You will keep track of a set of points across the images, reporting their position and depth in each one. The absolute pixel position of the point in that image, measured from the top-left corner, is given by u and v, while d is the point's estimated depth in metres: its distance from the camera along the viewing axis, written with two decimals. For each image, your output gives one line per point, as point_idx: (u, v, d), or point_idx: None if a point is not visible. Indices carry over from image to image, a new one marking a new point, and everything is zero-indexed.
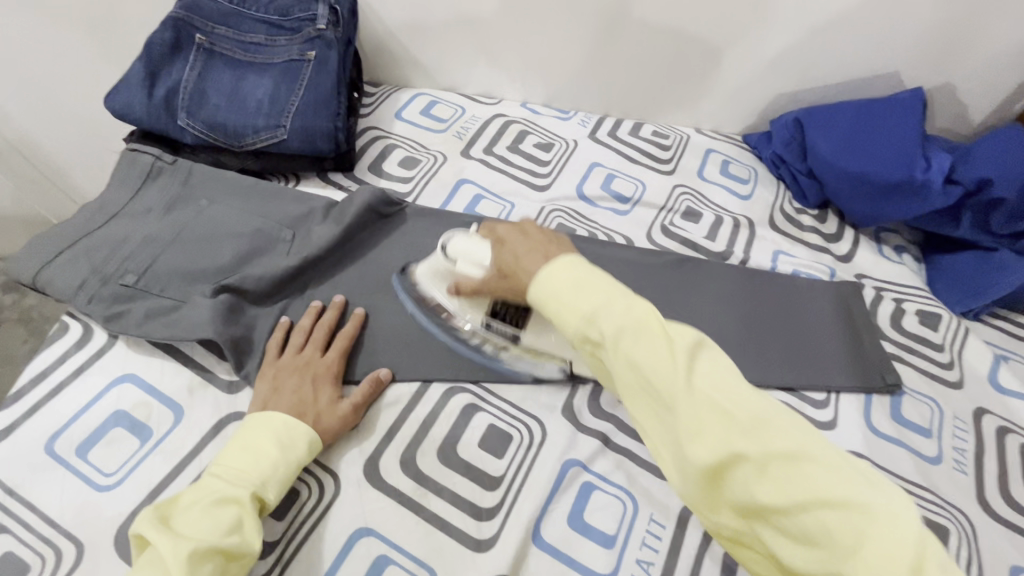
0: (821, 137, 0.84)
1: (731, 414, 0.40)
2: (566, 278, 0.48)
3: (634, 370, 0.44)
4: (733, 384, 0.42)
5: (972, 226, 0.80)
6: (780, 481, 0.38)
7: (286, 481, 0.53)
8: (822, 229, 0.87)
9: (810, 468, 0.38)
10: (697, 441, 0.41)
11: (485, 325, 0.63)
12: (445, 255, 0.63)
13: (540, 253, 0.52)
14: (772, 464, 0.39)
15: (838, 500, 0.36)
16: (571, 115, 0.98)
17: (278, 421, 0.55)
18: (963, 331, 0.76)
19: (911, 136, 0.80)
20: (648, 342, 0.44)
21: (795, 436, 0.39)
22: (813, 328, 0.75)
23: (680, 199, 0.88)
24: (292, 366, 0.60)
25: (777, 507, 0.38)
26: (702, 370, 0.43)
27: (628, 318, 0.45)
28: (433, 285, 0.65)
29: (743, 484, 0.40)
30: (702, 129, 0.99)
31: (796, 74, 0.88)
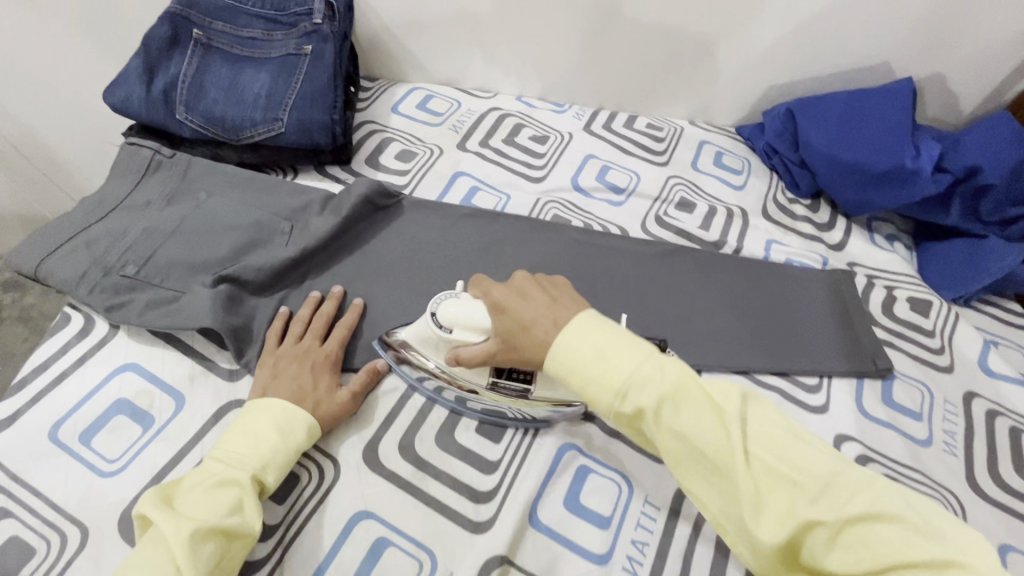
0: (813, 127, 0.86)
1: (794, 480, 0.41)
2: (591, 350, 0.46)
3: (684, 443, 0.44)
4: (788, 445, 0.42)
5: (962, 214, 0.81)
6: (855, 542, 0.39)
7: (286, 465, 0.54)
8: (814, 218, 0.88)
9: (879, 526, 0.39)
10: (764, 519, 0.41)
11: (491, 385, 0.57)
12: (432, 320, 0.56)
13: (549, 317, 0.48)
14: (844, 528, 0.39)
15: (915, 558, 0.37)
16: (566, 108, 0.99)
17: (278, 406, 0.55)
18: (954, 317, 0.77)
19: (901, 125, 0.81)
20: (695, 414, 0.43)
21: (859, 493, 0.40)
22: (805, 316, 0.76)
23: (674, 190, 0.89)
24: (291, 354, 0.61)
25: (856, 573, 0.39)
26: (755, 436, 0.43)
27: (667, 388, 0.44)
28: (424, 350, 0.59)
29: (818, 552, 0.40)
30: (696, 122, 1.00)
31: (787, 65, 0.89)
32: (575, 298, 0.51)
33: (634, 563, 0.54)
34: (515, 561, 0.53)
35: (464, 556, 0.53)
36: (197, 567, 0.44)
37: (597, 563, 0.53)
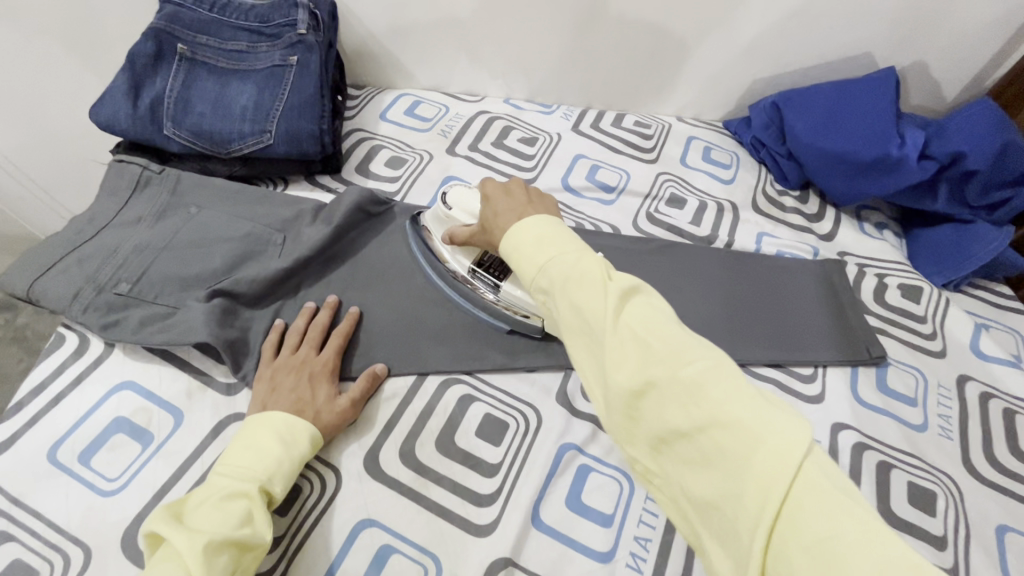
0: (798, 120, 0.86)
1: (650, 345, 0.40)
2: (529, 236, 0.49)
3: (573, 310, 0.44)
4: (658, 320, 0.42)
5: (949, 200, 0.81)
6: (686, 403, 0.38)
7: (292, 474, 0.54)
8: (804, 210, 0.89)
9: (711, 390, 0.37)
10: (616, 367, 0.41)
11: (471, 272, 0.67)
12: (445, 202, 0.68)
13: (514, 213, 0.55)
14: (679, 390, 0.38)
15: (736, 418, 0.36)
16: (554, 109, 1.00)
17: (277, 419, 0.56)
18: (944, 302, 0.79)
19: (885, 114, 0.82)
20: (586, 284, 0.44)
21: (705, 362, 0.39)
22: (797, 306, 0.77)
23: (664, 186, 0.90)
24: (289, 366, 0.61)
25: (677, 428, 0.38)
26: (629, 309, 0.43)
27: (572, 267, 0.46)
28: (434, 229, 0.71)
29: (653, 409, 0.39)
30: (684, 117, 1.00)
31: (771, 59, 0.90)
32: (550, 208, 0.57)
33: (638, 560, 0.54)
34: (519, 562, 0.53)
35: (468, 560, 0.53)
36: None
37: (601, 561, 0.54)
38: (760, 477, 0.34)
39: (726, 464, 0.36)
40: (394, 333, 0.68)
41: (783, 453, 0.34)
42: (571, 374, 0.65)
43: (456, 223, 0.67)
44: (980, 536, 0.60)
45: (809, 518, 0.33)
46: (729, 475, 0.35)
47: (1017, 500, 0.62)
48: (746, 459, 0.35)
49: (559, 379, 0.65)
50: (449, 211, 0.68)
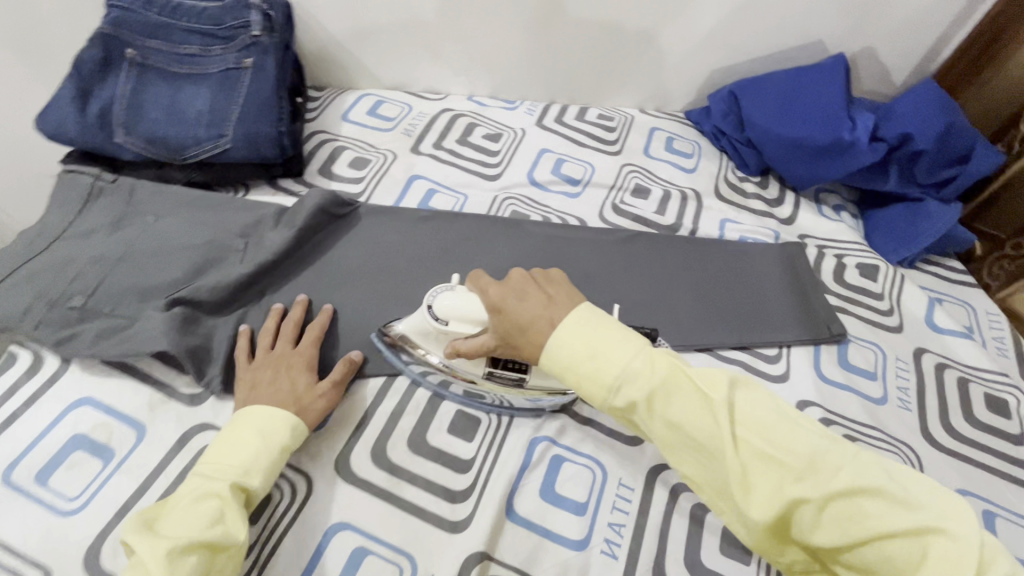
0: (755, 107, 0.89)
1: (782, 460, 0.42)
2: (584, 349, 0.47)
3: (677, 431, 0.45)
4: (774, 426, 0.44)
5: (901, 179, 0.84)
6: (840, 518, 0.41)
7: (269, 469, 0.53)
8: (764, 195, 0.91)
9: (864, 500, 0.40)
10: (754, 499, 0.42)
11: (488, 376, 0.59)
12: (431, 317, 0.56)
13: (543, 318, 0.49)
14: (830, 505, 0.41)
15: (894, 527, 0.39)
16: (517, 105, 1.00)
17: (257, 412, 0.55)
18: (900, 279, 0.81)
19: (836, 99, 0.84)
20: (684, 402, 0.45)
21: (845, 469, 0.41)
22: (761, 289, 0.79)
23: (629, 177, 0.91)
24: (265, 364, 0.60)
25: (838, 543, 0.41)
26: (742, 420, 0.44)
27: (662, 381, 0.45)
28: (423, 344, 0.60)
29: (807, 527, 0.42)
30: (646, 109, 1.02)
31: (728, 48, 0.92)
32: (574, 297, 0.52)
33: (612, 545, 0.55)
34: (495, 555, 0.53)
35: (443, 556, 0.53)
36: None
37: (576, 549, 0.54)
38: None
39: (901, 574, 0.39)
40: (363, 337, 0.67)
41: (957, 556, 0.37)
42: None
43: (461, 334, 0.56)
44: None
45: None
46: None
47: (973, 465, 0.65)
48: (921, 565, 0.38)
49: None
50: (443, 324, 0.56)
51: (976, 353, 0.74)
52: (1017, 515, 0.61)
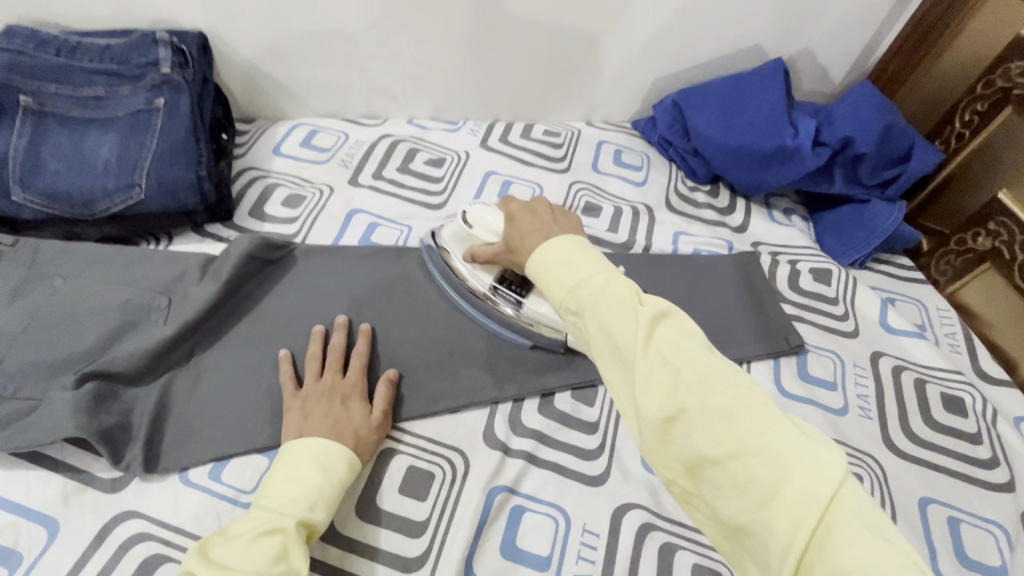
0: (698, 117, 0.87)
1: (679, 369, 0.37)
2: (557, 259, 0.46)
3: (599, 333, 0.41)
4: (691, 343, 0.38)
5: (846, 181, 0.84)
6: (719, 433, 0.34)
7: (330, 505, 0.52)
8: (715, 204, 0.90)
9: (744, 420, 0.34)
10: (645, 396, 0.37)
11: (492, 289, 0.67)
12: (465, 221, 0.68)
13: (541, 233, 0.52)
14: (710, 417, 0.35)
15: (770, 449, 0.33)
16: (460, 126, 0.97)
17: (318, 446, 0.54)
18: (852, 281, 0.82)
19: (778, 106, 0.84)
20: (619, 305, 0.40)
21: (742, 392, 0.35)
22: (719, 303, 0.77)
23: (579, 195, 0.89)
24: (314, 393, 0.59)
25: (708, 459, 0.34)
26: (661, 330, 0.39)
27: (607, 291, 0.41)
28: (454, 248, 0.71)
29: (681, 438, 0.35)
30: (592, 122, 1.00)
31: (668, 57, 0.91)
32: (575, 228, 0.54)
33: None
34: None
35: None
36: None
37: None
38: (795, 512, 0.31)
39: (761, 500, 0.32)
40: None
41: (818, 490, 0.31)
42: (498, 409, 0.64)
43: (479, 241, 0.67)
44: (906, 514, 0.61)
45: (840, 550, 0.29)
46: (763, 508, 0.32)
47: (935, 470, 0.65)
48: (777, 493, 0.31)
49: (487, 417, 0.63)
50: (472, 230, 0.68)
51: (929, 352, 0.74)
52: (979, 520, 0.61)
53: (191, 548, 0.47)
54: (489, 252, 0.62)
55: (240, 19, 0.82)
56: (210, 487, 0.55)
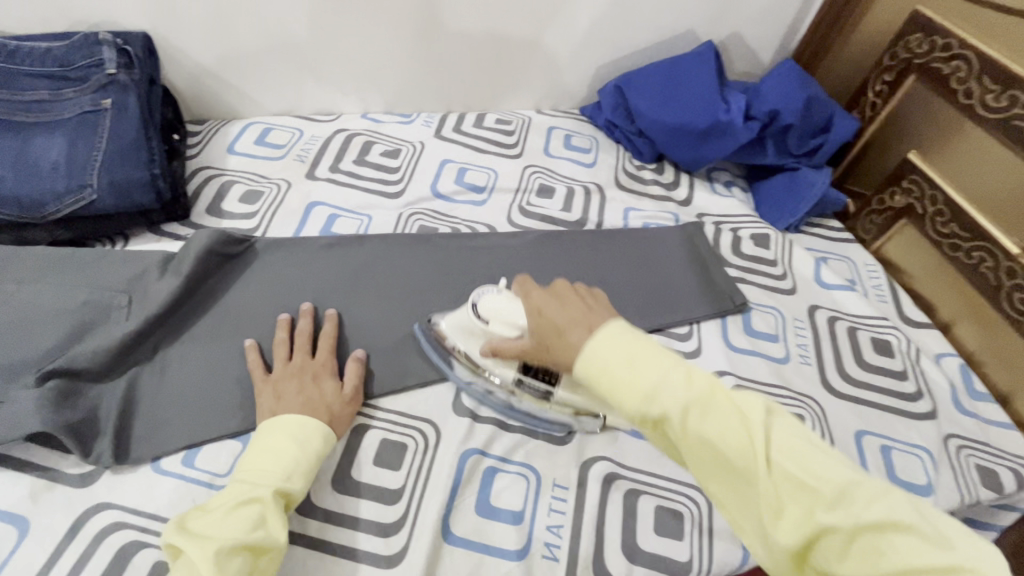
0: (639, 99, 0.93)
1: (812, 485, 0.38)
2: (620, 354, 0.44)
3: (706, 447, 0.41)
4: (809, 451, 0.40)
5: (777, 152, 0.91)
6: (867, 553, 0.36)
7: (307, 475, 0.53)
8: (661, 180, 0.96)
9: (895, 536, 0.35)
10: (781, 519, 0.38)
11: (517, 381, 0.62)
12: (478, 315, 0.61)
13: (580, 326, 0.48)
14: (859, 536, 0.36)
15: (930, 566, 0.34)
16: (413, 118, 0.99)
17: (292, 420, 0.55)
18: (788, 244, 0.88)
19: (711, 85, 0.90)
20: (720, 417, 0.41)
21: (879, 501, 0.37)
22: (668, 270, 0.82)
23: (533, 178, 0.93)
24: (286, 375, 0.61)
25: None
26: (776, 440, 0.40)
27: (701, 396, 0.42)
28: (464, 340, 0.64)
29: (829, 556, 0.37)
30: (543, 109, 1.04)
31: (609, 44, 0.95)
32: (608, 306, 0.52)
33: (553, 548, 0.55)
34: None
35: None
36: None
37: (517, 559, 0.54)
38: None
39: None
40: None
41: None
42: None
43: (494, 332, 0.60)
44: (845, 447, 0.67)
45: None
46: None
47: (869, 406, 0.71)
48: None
49: (456, 390, 0.66)
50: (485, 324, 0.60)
51: (860, 303, 0.81)
52: (909, 446, 0.68)
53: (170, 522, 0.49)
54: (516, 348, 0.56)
55: (185, 20, 0.82)
56: (184, 474, 0.56)
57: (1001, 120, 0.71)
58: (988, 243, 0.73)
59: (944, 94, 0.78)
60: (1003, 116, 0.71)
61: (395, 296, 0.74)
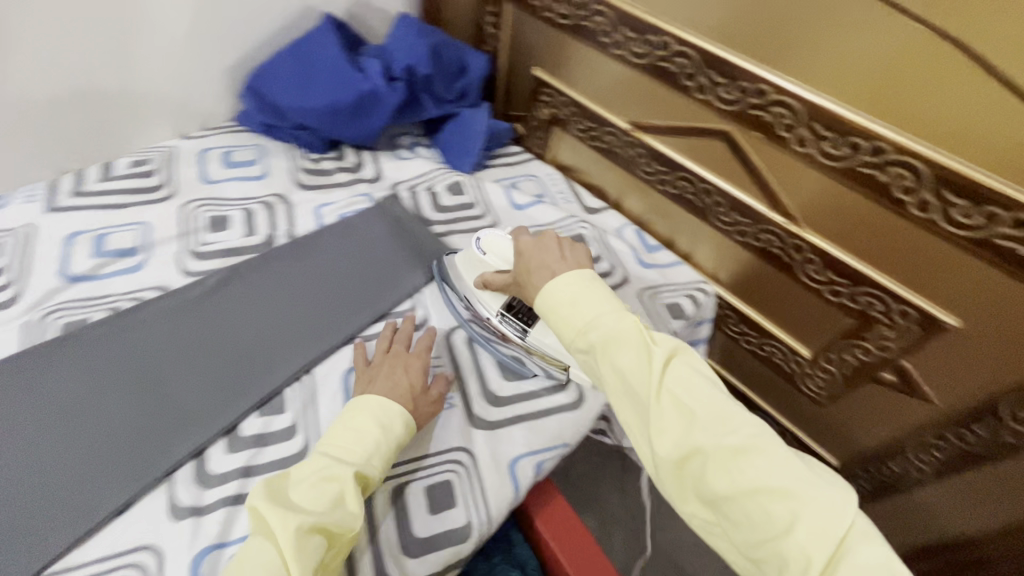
0: (279, 92, 0.87)
1: (693, 412, 0.48)
2: (567, 299, 0.56)
3: (617, 375, 0.52)
4: (699, 385, 0.49)
5: (434, 103, 0.93)
6: (734, 470, 0.45)
7: (385, 460, 0.55)
8: (344, 165, 0.92)
9: (757, 460, 0.45)
10: (663, 437, 0.47)
11: (500, 315, 0.70)
12: (481, 247, 0.73)
13: (548, 269, 0.60)
14: (725, 457, 0.45)
15: (778, 489, 0.43)
16: (8, 198, 0.78)
17: (376, 403, 0.58)
18: (480, 183, 0.93)
19: (340, 57, 0.86)
20: (630, 350, 0.51)
21: (752, 432, 0.46)
22: (377, 251, 0.80)
23: (198, 213, 0.80)
24: (382, 362, 0.64)
25: (726, 495, 0.44)
26: (672, 377, 0.50)
27: (619, 332, 0.53)
28: (464, 271, 0.74)
29: (702, 474, 0.46)
30: (189, 134, 0.91)
31: (223, 41, 0.86)
32: (583, 259, 0.62)
33: None
34: None
35: None
36: (305, 560, 0.45)
37: None
38: (807, 548, 0.41)
39: (773, 531, 0.42)
40: None
41: (825, 529, 0.41)
42: (180, 475, 0.57)
43: (493, 268, 0.72)
44: None
45: None
46: (776, 539, 0.42)
47: None
48: (792, 528, 0.42)
49: (168, 490, 0.56)
50: (484, 255, 0.73)
51: (550, 212, 0.90)
52: None
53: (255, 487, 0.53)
54: (504, 277, 0.68)
55: None
56: None
57: (572, 25, 0.81)
58: (610, 127, 0.85)
59: (533, 12, 0.86)
60: (571, 21, 0.81)
61: (45, 422, 0.58)
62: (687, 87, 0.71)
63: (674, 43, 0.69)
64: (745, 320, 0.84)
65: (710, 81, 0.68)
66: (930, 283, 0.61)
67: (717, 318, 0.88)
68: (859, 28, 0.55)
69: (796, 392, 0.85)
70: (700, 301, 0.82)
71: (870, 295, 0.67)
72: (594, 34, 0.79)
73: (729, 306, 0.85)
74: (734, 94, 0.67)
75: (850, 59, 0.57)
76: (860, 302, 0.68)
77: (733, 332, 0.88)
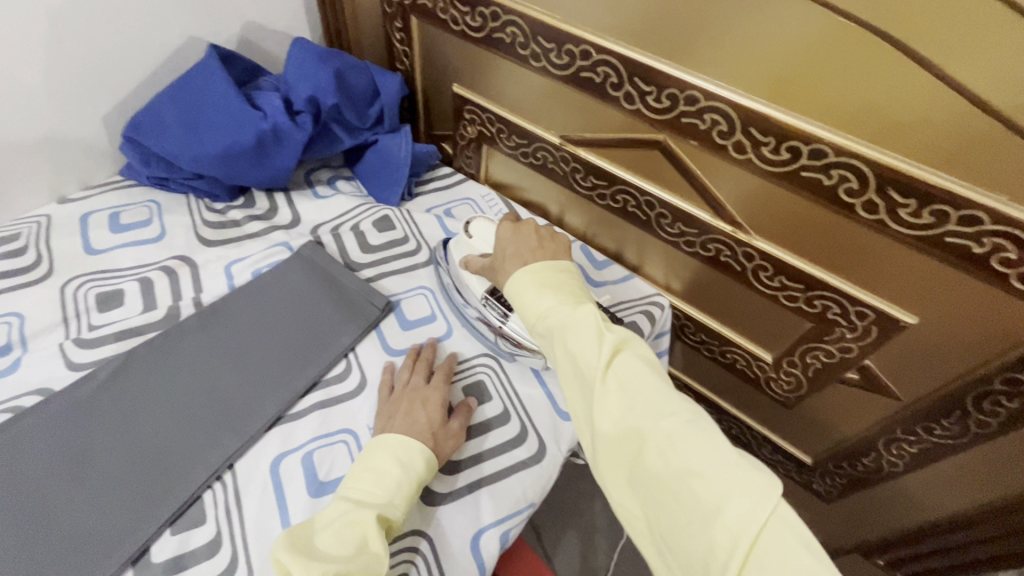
0: (165, 140, 0.76)
1: (637, 394, 0.43)
2: (532, 286, 0.53)
3: (569, 356, 0.47)
4: (648, 371, 0.44)
5: (348, 133, 0.85)
6: (667, 452, 0.40)
7: (408, 502, 0.53)
8: (255, 212, 0.83)
9: (693, 442, 0.40)
10: (604, 415, 0.43)
11: (484, 300, 0.69)
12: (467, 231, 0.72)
13: (520, 259, 0.57)
14: (661, 441, 0.40)
15: (701, 467, 0.38)
16: None
17: (397, 441, 0.56)
18: (410, 215, 0.85)
19: (229, 93, 0.76)
20: (584, 331, 0.47)
21: (690, 414, 0.41)
22: (299, 309, 0.71)
23: (84, 293, 0.69)
24: (401, 397, 0.62)
25: (657, 477, 0.40)
26: (621, 360, 0.45)
27: (573, 317, 0.48)
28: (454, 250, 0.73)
29: (638, 458, 0.41)
30: (67, 197, 0.80)
31: (90, 88, 0.74)
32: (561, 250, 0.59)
33: None
34: None
35: None
36: None
37: None
38: (732, 535, 0.35)
39: (697, 516, 0.37)
40: None
41: (749, 516, 0.36)
42: None
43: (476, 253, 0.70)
44: (519, 366, 0.69)
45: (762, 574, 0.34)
46: (701, 526, 0.37)
47: None
48: (719, 511, 0.36)
49: None
50: (470, 239, 0.71)
51: None
52: None
53: (275, 542, 0.50)
54: (483, 261, 0.66)
55: None
56: None
57: (487, 38, 0.74)
58: (541, 143, 0.79)
59: (443, 26, 0.79)
60: (485, 33, 0.74)
61: None
62: (616, 97, 0.66)
63: (595, 51, 0.64)
64: (702, 328, 0.81)
65: (638, 91, 0.63)
66: (851, 242, 0.58)
67: (675, 328, 0.86)
68: (781, 23, 0.50)
69: (763, 395, 0.83)
70: (655, 316, 0.77)
71: (825, 298, 0.64)
72: (511, 47, 0.72)
73: (685, 315, 0.82)
74: (663, 102, 0.62)
75: (780, 61, 0.52)
76: (816, 306, 0.66)
77: (693, 341, 0.85)
